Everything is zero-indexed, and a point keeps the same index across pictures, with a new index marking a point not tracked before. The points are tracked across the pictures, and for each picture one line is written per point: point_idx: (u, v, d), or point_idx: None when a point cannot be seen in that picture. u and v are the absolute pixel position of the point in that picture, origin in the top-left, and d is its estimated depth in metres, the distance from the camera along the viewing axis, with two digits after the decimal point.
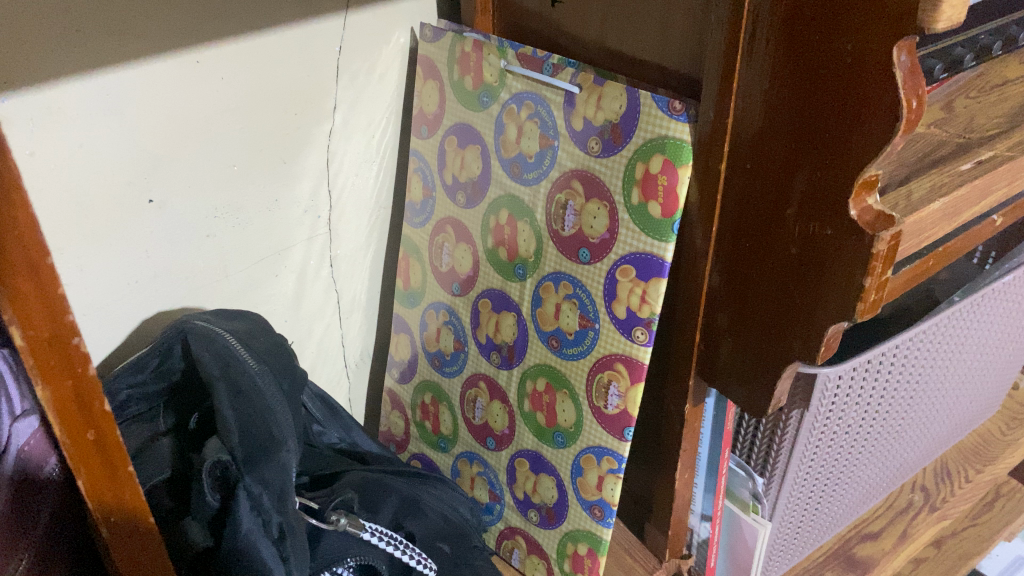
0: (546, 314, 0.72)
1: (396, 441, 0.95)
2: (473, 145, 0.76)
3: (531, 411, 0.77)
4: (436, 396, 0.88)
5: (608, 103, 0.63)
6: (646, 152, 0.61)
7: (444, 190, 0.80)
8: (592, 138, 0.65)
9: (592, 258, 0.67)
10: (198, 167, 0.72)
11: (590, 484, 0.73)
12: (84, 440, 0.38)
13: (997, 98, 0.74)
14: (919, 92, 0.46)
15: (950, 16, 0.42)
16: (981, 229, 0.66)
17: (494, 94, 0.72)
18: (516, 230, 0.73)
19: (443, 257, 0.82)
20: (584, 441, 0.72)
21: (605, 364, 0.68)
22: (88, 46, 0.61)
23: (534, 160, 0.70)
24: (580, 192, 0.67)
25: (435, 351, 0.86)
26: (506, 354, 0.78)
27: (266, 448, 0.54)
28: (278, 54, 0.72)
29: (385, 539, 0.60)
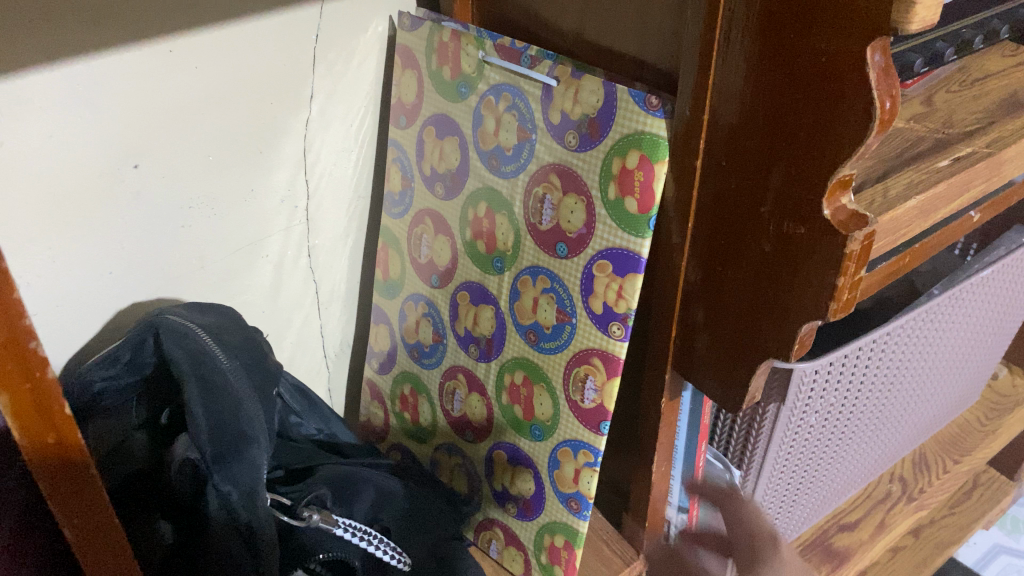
0: (524, 308, 0.72)
1: (376, 432, 0.95)
2: (452, 136, 0.75)
3: (509, 404, 0.76)
4: (415, 387, 0.88)
5: (586, 96, 0.62)
6: (623, 147, 0.60)
7: (422, 181, 0.80)
8: (570, 132, 0.64)
9: (570, 253, 0.66)
10: (173, 158, 0.71)
11: (567, 476, 0.73)
12: (44, 443, 0.38)
13: (977, 92, 0.74)
14: (893, 93, 0.46)
15: (924, 17, 0.41)
16: (958, 225, 0.66)
17: (472, 85, 0.72)
18: (494, 223, 0.73)
19: (422, 248, 0.82)
20: (561, 435, 0.72)
21: (582, 359, 0.68)
22: (59, 33, 0.60)
23: (512, 153, 0.70)
24: (557, 186, 0.66)
25: (413, 343, 0.86)
26: (484, 346, 0.78)
27: (238, 446, 0.54)
28: (254, 41, 0.71)
29: (359, 534, 0.60)
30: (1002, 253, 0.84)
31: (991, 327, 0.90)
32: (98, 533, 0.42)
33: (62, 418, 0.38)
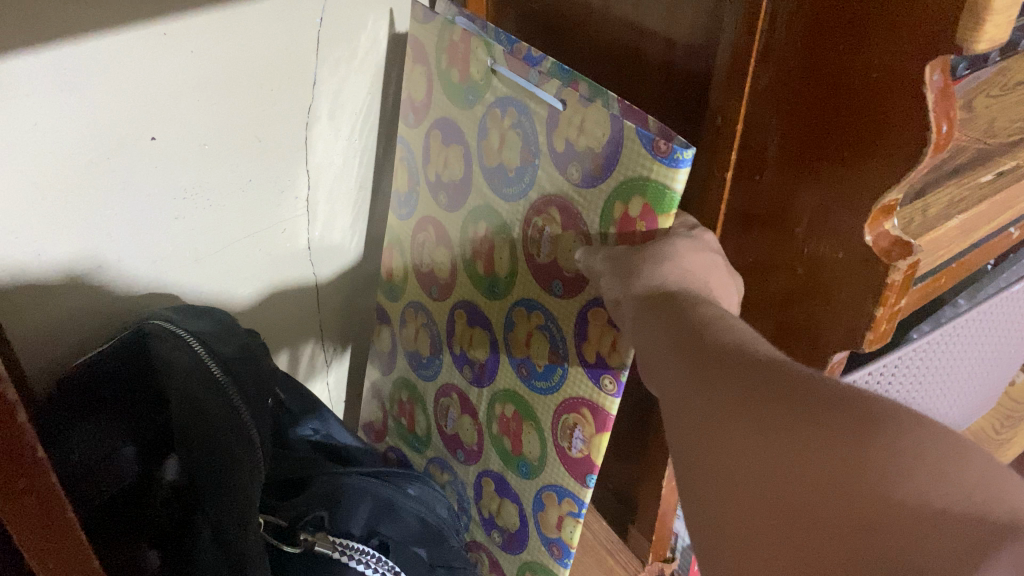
0: (518, 339, 0.69)
1: (375, 431, 0.93)
2: (456, 145, 0.71)
3: (500, 433, 0.74)
4: (412, 396, 0.85)
5: (591, 128, 0.56)
6: (624, 192, 0.55)
7: (428, 187, 0.75)
8: (573, 162, 0.59)
9: (565, 292, 0.63)
10: (167, 147, 0.67)
11: (550, 520, 0.71)
12: (14, 490, 0.34)
13: (1020, 97, 0.70)
14: (951, 115, 0.42)
15: (993, 37, 0.37)
16: (997, 243, 0.62)
17: (480, 92, 0.66)
18: (493, 245, 0.69)
19: (423, 255, 0.78)
20: (546, 477, 0.70)
21: (570, 406, 0.65)
22: (42, 14, 0.56)
23: (514, 174, 0.65)
24: (557, 219, 0.62)
25: (411, 351, 0.83)
26: (477, 371, 0.75)
27: (228, 465, 0.52)
28: (257, 24, 0.67)
29: (351, 556, 0.59)
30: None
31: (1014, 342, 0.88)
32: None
33: (36, 464, 0.34)
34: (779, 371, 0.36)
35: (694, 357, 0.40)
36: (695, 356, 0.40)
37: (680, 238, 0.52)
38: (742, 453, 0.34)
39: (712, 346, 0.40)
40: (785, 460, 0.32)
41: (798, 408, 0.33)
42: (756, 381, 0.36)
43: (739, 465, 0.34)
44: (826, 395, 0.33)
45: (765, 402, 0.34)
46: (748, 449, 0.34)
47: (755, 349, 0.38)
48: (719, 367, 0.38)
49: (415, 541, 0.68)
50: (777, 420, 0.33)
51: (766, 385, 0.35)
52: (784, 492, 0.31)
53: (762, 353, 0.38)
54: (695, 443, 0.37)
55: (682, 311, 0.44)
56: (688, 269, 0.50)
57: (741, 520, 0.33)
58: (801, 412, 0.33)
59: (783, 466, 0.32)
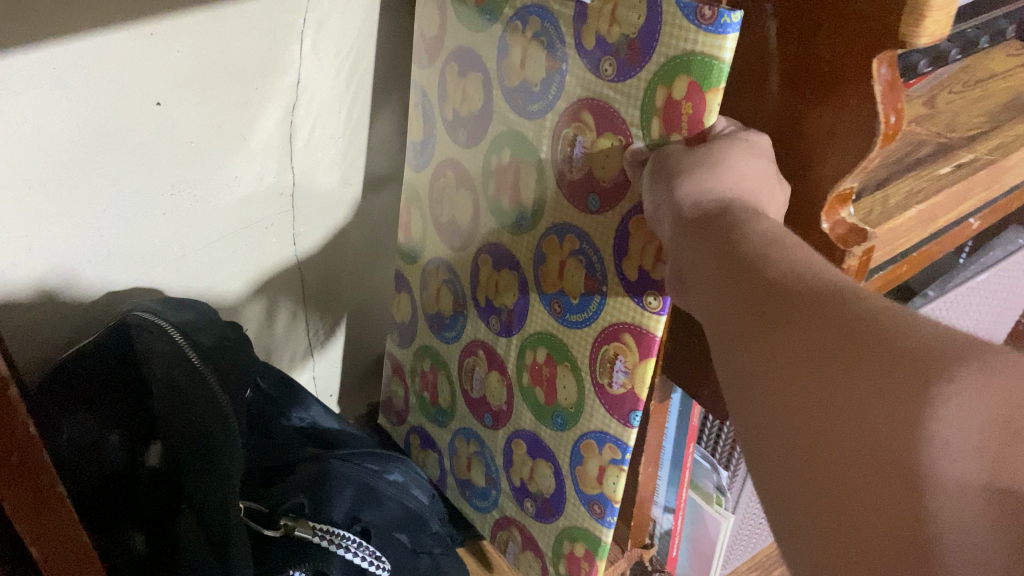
0: (549, 275, 0.66)
1: (397, 411, 0.97)
2: (474, 74, 0.70)
3: (530, 385, 0.72)
4: (435, 363, 0.87)
5: (624, 13, 0.53)
6: (668, 74, 0.50)
7: (445, 129, 0.76)
8: (607, 57, 0.55)
9: (601, 206, 0.59)
10: (154, 144, 0.69)
11: (590, 476, 0.68)
12: (7, 464, 0.36)
13: (981, 93, 0.73)
14: (898, 108, 0.44)
15: (933, 32, 0.40)
16: (956, 234, 0.65)
17: (498, 10, 0.65)
18: (518, 172, 0.67)
19: (443, 205, 0.79)
20: (582, 427, 0.67)
21: (611, 335, 0.61)
22: (34, 16, 0.58)
23: (539, 89, 0.63)
24: (590, 125, 0.58)
25: (434, 315, 0.85)
26: (505, 319, 0.73)
27: (211, 452, 0.54)
28: (243, 24, 0.69)
29: (327, 539, 0.60)
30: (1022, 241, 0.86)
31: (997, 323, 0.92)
32: (67, 551, 0.40)
33: (26, 438, 0.36)
34: (840, 303, 0.31)
35: (746, 287, 0.36)
36: (744, 289, 0.36)
37: (734, 137, 0.48)
38: (794, 396, 0.30)
39: (763, 273, 0.35)
40: (841, 405, 0.28)
41: (863, 346, 0.29)
42: (812, 317, 0.31)
43: (791, 411, 0.30)
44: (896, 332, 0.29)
45: (821, 338, 0.31)
46: (798, 395, 0.30)
47: (820, 272, 0.34)
48: (774, 304, 0.33)
49: (398, 527, 0.70)
50: (841, 361, 0.29)
51: (825, 318, 0.31)
52: (837, 448, 0.28)
53: (825, 276, 0.34)
54: (749, 382, 0.33)
55: (730, 230, 0.40)
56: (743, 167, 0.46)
57: (792, 472, 0.30)
58: (863, 350, 0.29)
59: (842, 414, 0.28)
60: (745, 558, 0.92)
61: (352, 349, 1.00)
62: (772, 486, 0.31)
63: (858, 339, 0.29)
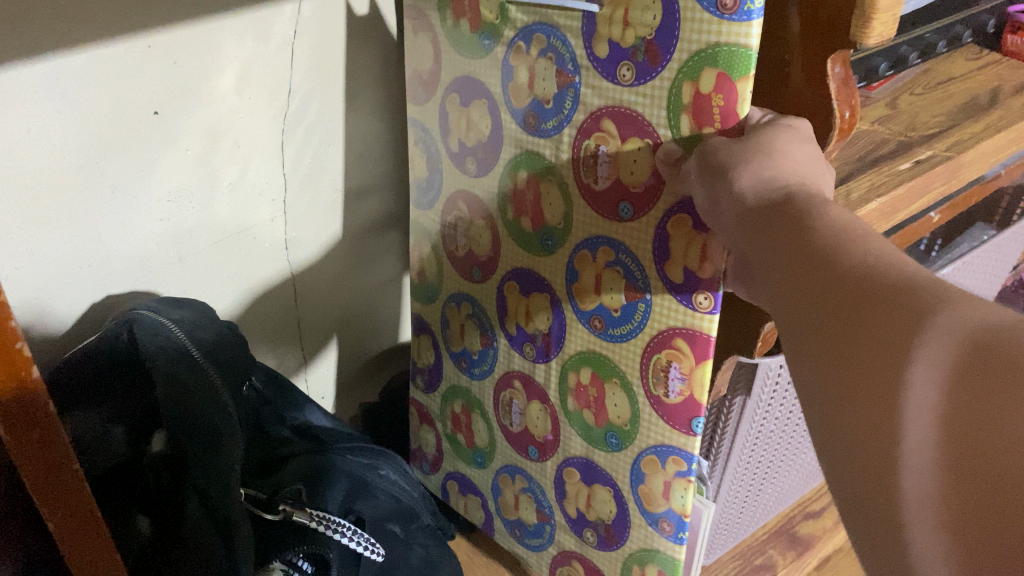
0: (585, 291, 0.67)
1: (431, 458, 0.98)
2: (479, 101, 0.71)
3: (577, 408, 0.73)
4: (466, 403, 0.88)
5: (638, 16, 0.54)
6: (694, 68, 0.52)
7: (451, 159, 0.77)
8: (625, 63, 0.57)
9: (636, 213, 0.60)
10: (153, 152, 0.71)
11: (656, 494, 0.69)
12: (29, 441, 0.39)
13: (941, 95, 0.77)
14: (852, 103, 0.52)
15: (880, 32, 0.47)
16: (916, 227, 0.69)
17: (496, 34, 0.66)
18: (538, 191, 0.69)
19: (459, 237, 0.80)
20: (640, 442, 0.68)
21: (663, 343, 0.62)
22: (35, 30, 0.61)
23: (553, 105, 0.64)
24: (613, 132, 0.59)
25: (459, 351, 0.86)
26: (540, 344, 0.75)
27: (211, 439, 0.58)
28: (234, 36, 0.72)
29: (329, 526, 0.63)
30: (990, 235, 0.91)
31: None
32: (84, 529, 0.43)
33: (46, 418, 0.39)
34: (895, 281, 0.33)
35: (810, 280, 0.37)
36: (802, 274, 0.38)
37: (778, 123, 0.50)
38: (844, 380, 0.33)
39: (830, 266, 0.37)
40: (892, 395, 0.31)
41: (922, 346, 0.30)
42: (863, 306, 0.33)
43: (850, 404, 0.32)
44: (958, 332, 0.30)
45: (885, 336, 0.32)
46: (859, 391, 0.32)
47: (889, 263, 0.35)
48: (831, 288, 0.36)
49: (389, 520, 0.73)
50: (891, 340, 0.31)
51: (887, 314, 0.32)
52: (896, 447, 0.30)
53: (893, 269, 0.35)
54: (812, 370, 0.35)
55: (795, 220, 0.41)
56: (788, 158, 0.47)
57: (851, 462, 0.32)
58: (924, 350, 0.30)
59: (898, 413, 0.30)
60: (727, 549, 0.95)
61: (345, 354, 1.03)
62: (830, 469, 0.34)
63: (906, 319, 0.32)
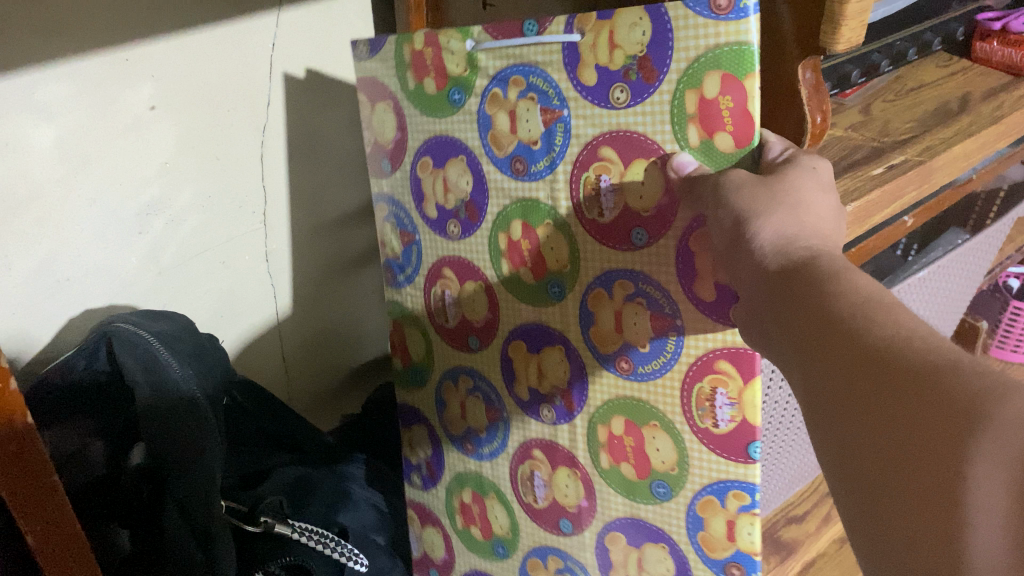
0: (604, 334, 0.63)
1: (438, 564, 0.87)
2: (456, 158, 0.68)
3: (612, 464, 0.67)
4: (478, 489, 0.79)
5: (626, 36, 0.53)
6: (695, 75, 0.51)
7: (428, 225, 0.73)
8: (617, 85, 0.55)
9: (651, 235, 0.57)
10: (132, 163, 0.71)
11: (718, 539, 0.63)
12: (7, 452, 0.39)
13: (911, 101, 0.78)
14: (823, 108, 0.54)
15: (848, 38, 0.48)
16: (890, 231, 0.70)
17: (467, 85, 0.64)
18: (538, 241, 0.65)
19: (449, 308, 0.75)
20: (693, 484, 0.62)
21: (704, 369, 0.58)
22: (11, 43, 0.60)
23: (542, 146, 0.61)
24: (615, 159, 0.57)
25: (464, 434, 0.79)
26: (561, 403, 0.69)
27: (191, 451, 0.58)
28: (211, 49, 0.73)
29: (312, 538, 0.63)
30: (964, 238, 0.93)
31: (946, 320, 0.98)
32: (63, 543, 0.43)
33: (24, 429, 0.39)
34: (929, 355, 0.32)
35: (845, 360, 0.35)
36: (833, 344, 0.36)
37: (790, 163, 0.49)
38: (892, 457, 0.31)
39: (861, 342, 0.35)
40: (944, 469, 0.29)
41: (988, 419, 0.28)
42: (902, 381, 0.32)
43: (907, 486, 0.30)
44: (1003, 401, 0.28)
45: (928, 414, 0.30)
46: (914, 475, 0.30)
47: (922, 339, 0.34)
48: (865, 363, 0.34)
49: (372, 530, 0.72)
50: (937, 415, 0.30)
51: (928, 389, 0.31)
52: (959, 528, 0.28)
53: (924, 338, 0.33)
54: (859, 454, 0.33)
55: (812, 288, 0.39)
56: (792, 180, 0.47)
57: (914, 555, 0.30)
58: (981, 422, 0.28)
59: (974, 496, 0.27)
60: None
61: (328, 367, 1.03)
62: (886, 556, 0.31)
63: (950, 393, 0.30)
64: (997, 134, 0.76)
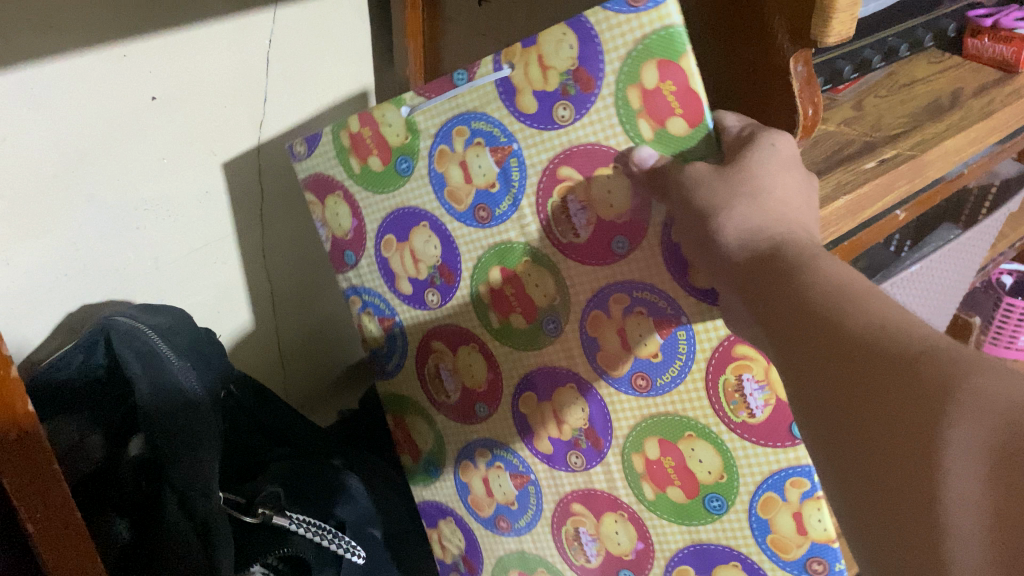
0: (612, 355, 0.58)
1: None
2: (419, 226, 0.66)
3: (657, 493, 0.60)
4: (525, 569, 0.75)
5: (554, 55, 0.51)
6: (632, 70, 0.48)
7: (405, 302, 0.71)
8: (558, 103, 0.52)
9: (633, 240, 0.53)
10: (130, 158, 0.71)
11: (790, 539, 0.55)
12: (9, 441, 0.39)
13: (903, 97, 0.79)
14: (815, 100, 0.55)
15: (839, 30, 0.48)
16: (883, 225, 0.71)
17: (414, 151, 0.63)
18: (518, 282, 0.61)
19: (448, 383, 0.72)
20: (747, 487, 0.55)
21: (725, 358, 0.52)
22: (11, 40, 0.61)
23: (500, 185, 0.58)
24: (577, 178, 0.54)
25: (495, 513, 0.74)
26: (584, 443, 0.63)
27: (190, 444, 0.58)
28: (209, 46, 0.73)
29: (310, 530, 0.63)
30: (956, 233, 0.93)
31: (938, 315, 0.98)
32: (63, 531, 0.43)
33: (25, 417, 0.40)
34: (904, 338, 0.33)
35: (831, 350, 0.35)
36: (813, 331, 0.36)
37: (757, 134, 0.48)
38: (874, 438, 0.31)
39: (844, 334, 0.35)
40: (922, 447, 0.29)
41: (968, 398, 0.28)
42: (878, 365, 0.32)
43: (888, 465, 0.30)
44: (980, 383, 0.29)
45: (902, 395, 0.30)
46: (897, 461, 0.30)
47: (903, 329, 0.33)
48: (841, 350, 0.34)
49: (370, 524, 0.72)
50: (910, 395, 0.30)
51: (900, 371, 0.31)
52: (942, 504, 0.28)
53: (901, 323, 0.34)
54: (846, 445, 0.33)
55: (793, 281, 0.40)
56: (783, 173, 0.47)
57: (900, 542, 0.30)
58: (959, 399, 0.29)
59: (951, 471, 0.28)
60: None
61: (323, 364, 1.03)
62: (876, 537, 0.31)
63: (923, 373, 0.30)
64: (988, 129, 0.76)
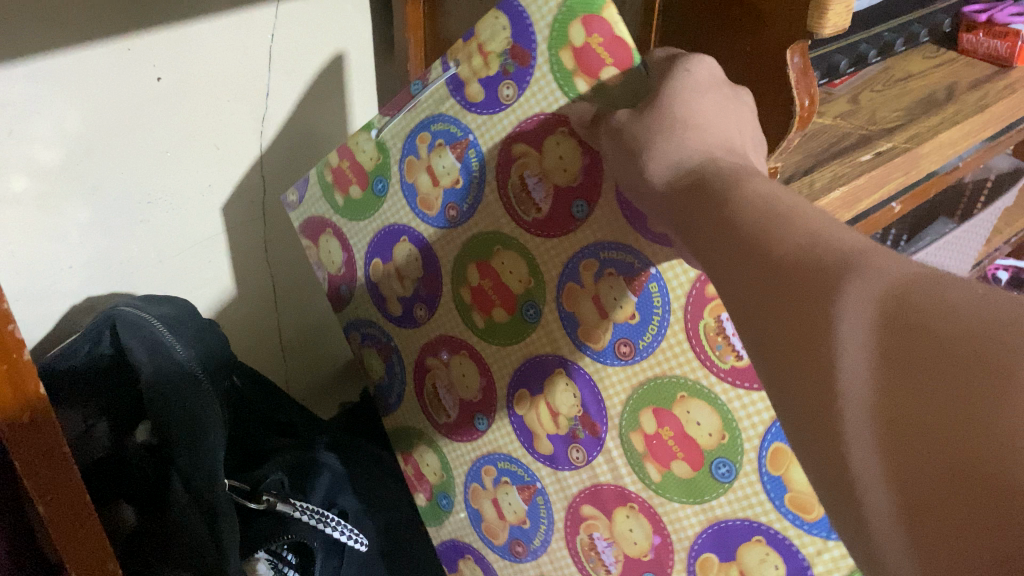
0: (591, 327, 0.57)
1: None
2: (399, 241, 0.68)
3: (662, 472, 0.57)
4: None
5: (490, 38, 0.55)
6: (560, 33, 0.51)
7: (394, 321, 0.72)
8: (502, 84, 0.56)
9: (591, 203, 0.54)
10: (134, 151, 0.72)
11: (804, 491, 0.50)
12: (21, 422, 0.40)
13: (898, 91, 0.80)
14: (810, 92, 0.56)
15: (835, 22, 0.50)
16: (878, 217, 0.72)
17: (386, 171, 0.66)
18: (495, 270, 0.62)
19: (444, 402, 0.71)
20: (751, 443, 0.52)
21: (699, 302, 0.51)
22: (19, 33, 0.61)
23: (463, 180, 0.61)
24: (529, 152, 0.56)
25: (511, 537, 0.71)
26: (577, 426, 0.61)
27: (194, 431, 0.59)
28: (212, 40, 0.74)
29: (315, 517, 0.64)
30: (951, 227, 0.94)
31: None
32: (72, 512, 0.44)
33: (37, 399, 0.40)
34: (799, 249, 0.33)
35: (750, 282, 0.34)
36: (723, 258, 0.37)
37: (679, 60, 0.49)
38: (785, 367, 0.32)
39: (743, 253, 0.35)
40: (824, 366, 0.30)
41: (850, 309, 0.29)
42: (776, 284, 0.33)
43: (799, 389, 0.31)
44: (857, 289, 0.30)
45: (797, 313, 0.31)
46: (803, 382, 0.31)
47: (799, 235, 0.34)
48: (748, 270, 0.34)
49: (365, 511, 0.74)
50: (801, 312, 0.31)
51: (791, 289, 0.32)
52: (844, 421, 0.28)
53: (796, 227, 0.35)
54: (776, 385, 0.32)
55: (704, 205, 0.40)
56: None
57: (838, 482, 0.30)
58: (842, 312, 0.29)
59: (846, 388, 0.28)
60: None
61: (324, 356, 1.04)
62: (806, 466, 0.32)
63: (809, 284, 0.31)
64: (983, 122, 0.77)
